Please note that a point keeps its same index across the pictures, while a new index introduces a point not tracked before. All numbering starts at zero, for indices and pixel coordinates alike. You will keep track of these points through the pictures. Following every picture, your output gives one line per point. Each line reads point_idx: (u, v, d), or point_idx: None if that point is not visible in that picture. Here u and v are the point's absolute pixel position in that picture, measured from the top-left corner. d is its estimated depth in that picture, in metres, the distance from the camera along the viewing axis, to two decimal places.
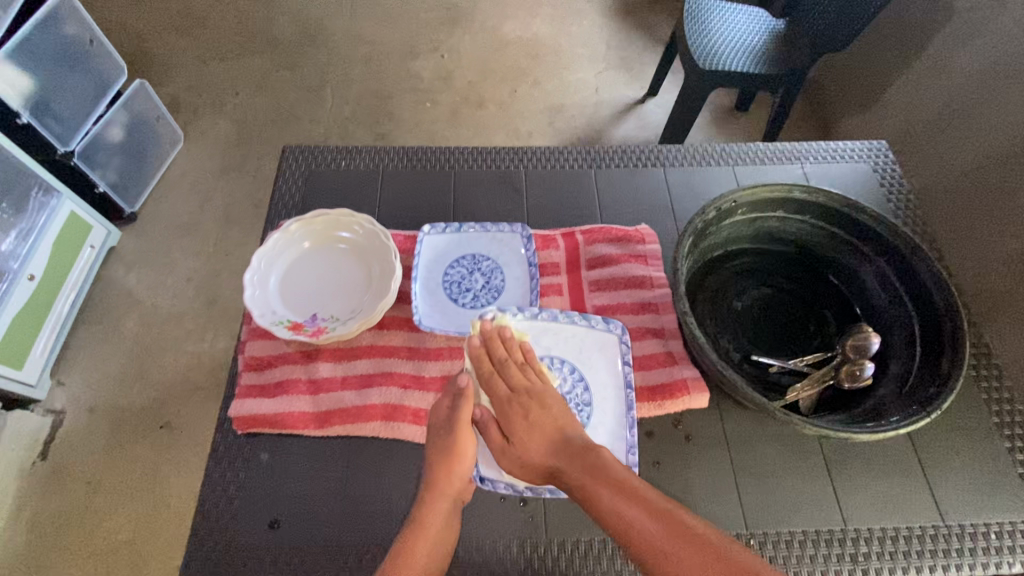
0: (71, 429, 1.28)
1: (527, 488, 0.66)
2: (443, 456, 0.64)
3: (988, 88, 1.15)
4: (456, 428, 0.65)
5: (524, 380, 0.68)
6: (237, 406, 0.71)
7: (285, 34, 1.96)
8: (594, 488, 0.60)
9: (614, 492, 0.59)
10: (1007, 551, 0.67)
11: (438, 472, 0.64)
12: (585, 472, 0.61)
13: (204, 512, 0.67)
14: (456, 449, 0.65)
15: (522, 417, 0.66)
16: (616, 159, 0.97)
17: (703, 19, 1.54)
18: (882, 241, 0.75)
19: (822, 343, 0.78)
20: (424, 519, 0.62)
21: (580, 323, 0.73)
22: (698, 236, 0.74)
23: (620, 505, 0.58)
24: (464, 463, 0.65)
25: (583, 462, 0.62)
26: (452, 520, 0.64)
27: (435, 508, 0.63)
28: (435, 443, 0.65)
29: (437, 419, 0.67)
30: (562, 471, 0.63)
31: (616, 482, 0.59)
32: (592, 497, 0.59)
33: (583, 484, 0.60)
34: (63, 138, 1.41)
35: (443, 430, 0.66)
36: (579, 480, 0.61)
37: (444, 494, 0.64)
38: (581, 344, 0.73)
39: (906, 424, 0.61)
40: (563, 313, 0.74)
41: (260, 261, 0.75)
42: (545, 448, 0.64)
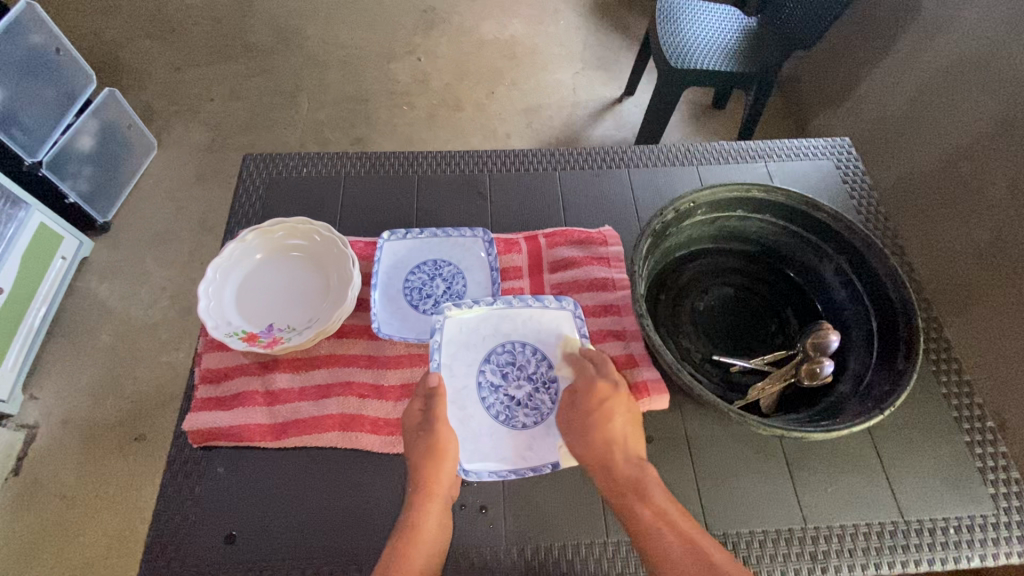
0: (44, 443, 1.26)
1: (512, 472, 0.67)
2: (427, 458, 0.63)
3: (954, 84, 1.15)
4: (435, 427, 0.64)
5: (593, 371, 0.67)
6: (191, 420, 0.70)
7: (260, 40, 1.95)
8: (635, 505, 0.59)
9: (653, 515, 0.58)
10: (966, 546, 0.67)
11: (424, 473, 0.63)
12: (629, 487, 0.61)
13: (159, 527, 0.66)
14: (440, 447, 0.63)
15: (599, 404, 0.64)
16: (581, 161, 0.97)
17: (675, 18, 1.54)
18: (841, 238, 0.75)
19: (784, 341, 0.78)
20: (415, 524, 0.61)
21: (532, 304, 0.73)
22: (657, 237, 0.73)
23: (656, 527, 0.57)
24: (450, 461, 0.64)
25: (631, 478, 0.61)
26: (444, 520, 0.63)
27: (428, 510, 0.62)
28: (413, 447, 0.64)
29: (413, 422, 0.66)
30: (612, 476, 0.62)
31: (656, 506, 0.59)
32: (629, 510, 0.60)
33: (624, 498, 0.61)
34: (30, 149, 1.39)
35: (421, 432, 0.64)
36: (623, 494, 0.61)
37: (433, 496, 0.63)
38: (539, 324, 0.73)
39: (859, 422, 0.61)
40: (516, 298, 0.73)
41: (215, 271, 0.74)
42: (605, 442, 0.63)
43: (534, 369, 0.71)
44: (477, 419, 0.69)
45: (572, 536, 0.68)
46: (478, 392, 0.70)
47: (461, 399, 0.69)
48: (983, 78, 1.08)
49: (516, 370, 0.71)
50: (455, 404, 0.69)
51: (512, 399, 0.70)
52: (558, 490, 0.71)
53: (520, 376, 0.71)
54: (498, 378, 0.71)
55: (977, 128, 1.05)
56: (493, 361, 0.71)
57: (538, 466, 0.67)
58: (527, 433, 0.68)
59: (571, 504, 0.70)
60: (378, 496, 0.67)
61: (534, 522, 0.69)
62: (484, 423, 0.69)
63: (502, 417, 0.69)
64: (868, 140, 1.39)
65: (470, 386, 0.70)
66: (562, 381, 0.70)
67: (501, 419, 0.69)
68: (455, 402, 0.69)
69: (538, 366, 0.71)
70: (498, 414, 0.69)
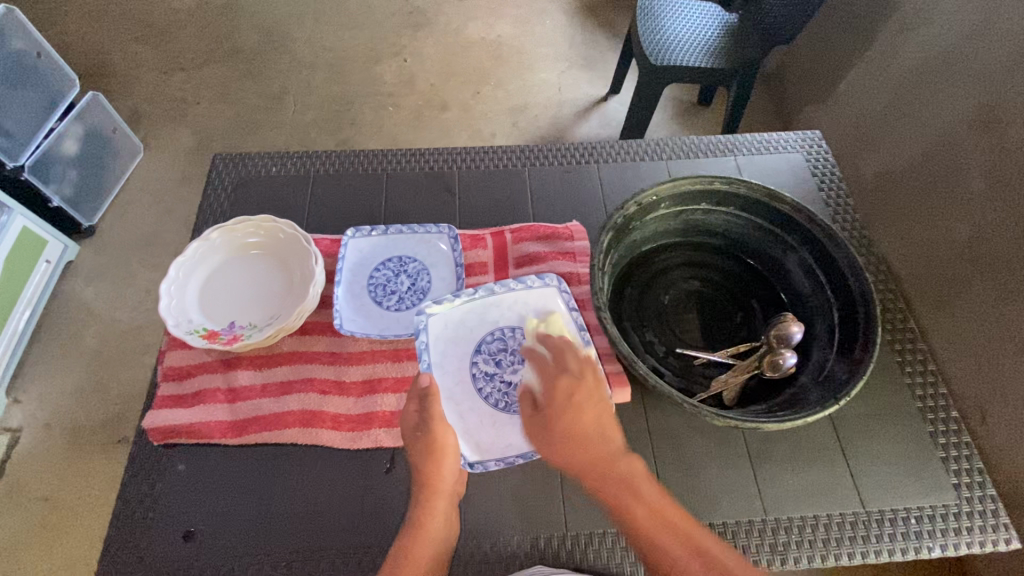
0: (28, 446, 1.26)
1: (519, 457, 0.66)
2: (427, 458, 0.62)
3: (927, 77, 1.14)
4: (431, 427, 0.62)
5: (576, 364, 0.62)
6: (152, 417, 0.70)
7: (247, 43, 1.95)
8: (628, 505, 0.55)
9: (651, 516, 0.55)
10: (927, 536, 0.67)
11: (426, 473, 0.62)
12: (619, 484, 0.57)
13: (118, 525, 0.66)
14: (439, 447, 0.62)
15: (567, 396, 0.59)
16: (551, 156, 0.97)
17: (655, 16, 1.53)
18: (804, 230, 0.74)
19: (749, 332, 0.78)
20: (422, 521, 0.62)
21: (514, 287, 0.74)
22: (619, 231, 0.73)
23: (656, 530, 0.54)
24: (451, 459, 0.63)
25: (619, 474, 0.57)
26: (449, 514, 0.64)
27: (434, 507, 0.62)
28: (413, 446, 0.63)
29: (410, 422, 0.64)
30: (596, 474, 0.58)
31: (651, 505, 0.55)
32: (623, 510, 0.56)
33: (613, 497, 0.56)
34: (13, 154, 1.39)
35: (419, 433, 0.63)
36: (613, 492, 0.56)
37: (438, 493, 0.63)
38: (526, 306, 0.73)
39: (814, 412, 0.60)
40: (497, 286, 0.74)
41: (177, 270, 0.75)
42: (582, 440, 0.58)
43: None
44: (476, 411, 0.68)
45: (532, 530, 0.68)
46: (473, 383, 0.70)
47: (457, 393, 0.69)
48: (956, 69, 1.07)
49: (508, 355, 0.71)
50: (450, 399, 0.69)
51: (507, 386, 0.69)
52: (518, 485, 0.70)
53: (514, 361, 0.71)
54: (492, 367, 0.70)
55: (952, 120, 1.04)
56: (484, 351, 0.71)
57: None
58: None
59: (531, 498, 0.70)
60: (339, 492, 0.67)
61: (495, 516, 0.69)
62: (484, 413, 0.68)
63: (501, 405, 0.69)
64: (847, 134, 1.38)
65: (463, 379, 0.70)
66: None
67: (501, 407, 0.69)
68: (451, 397, 0.69)
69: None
70: (497, 403, 0.69)
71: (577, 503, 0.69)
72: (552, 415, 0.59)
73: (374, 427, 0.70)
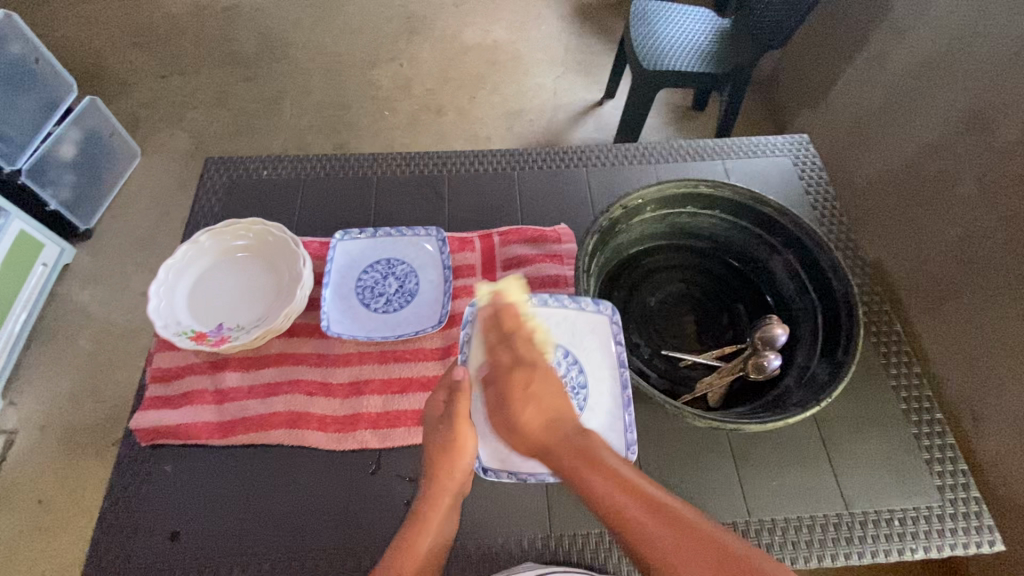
0: (22, 448, 1.26)
1: (534, 475, 0.65)
2: (443, 451, 0.63)
3: (917, 82, 1.15)
4: (453, 423, 0.63)
5: (530, 354, 0.64)
6: (139, 418, 0.71)
7: (244, 47, 1.97)
8: (586, 477, 0.54)
9: (613, 484, 0.52)
10: (910, 538, 0.67)
11: (441, 467, 0.63)
12: (575, 456, 0.56)
13: (104, 526, 0.66)
14: (457, 443, 0.63)
15: (520, 387, 0.61)
16: (539, 160, 0.98)
17: (648, 22, 1.54)
18: (789, 232, 0.75)
19: (734, 335, 0.79)
20: (427, 515, 0.61)
21: (570, 307, 0.71)
22: (605, 234, 0.73)
23: (614, 493, 0.51)
24: (466, 460, 0.64)
25: (575, 447, 0.56)
26: (451, 514, 0.64)
27: (439, 503, 0.62)
28: (434, 440, 0.63)
29: (437, 413, 0.65)
30: (556, 453, 0.57)
31: (607, 470, 0.53)
32: (581, 481, 0.54)
33: (573, 471, 0.55)
34: (10, 156, 1.40)
35: (442, 425, 0.63)
36: (572, 466, 0.55)
37: (446, 487, 0.63)
38: (575, 328, 0.71)
39: (792, 415, 0.61)
40: (552, 299, 0.72)
41: (167, 272, 0.76)
42: (541, 427, 0.59)
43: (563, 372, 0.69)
44: None
45: (516, 531, 0.68)
46: None
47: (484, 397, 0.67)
48: (947, 74, 1.07)
49: None
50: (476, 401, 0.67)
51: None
52: (502, 486, 0.71)
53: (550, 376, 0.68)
54: None
55: (942, 125, 1.05)
56: None
57: None
58: None
59: (515, 499, 0.70)
60: (325, 492, 0.68)
61: (481, 517, 0.69)
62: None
63: None
64: (839, 139, 1.39)
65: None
66: (592, 388, 0.68)
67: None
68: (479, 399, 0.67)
69: (568, 369, 0.69)
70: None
71: (562, 505, 0.70)
72: (508, 406, 0.61)
73: (359, 429, 0.70)
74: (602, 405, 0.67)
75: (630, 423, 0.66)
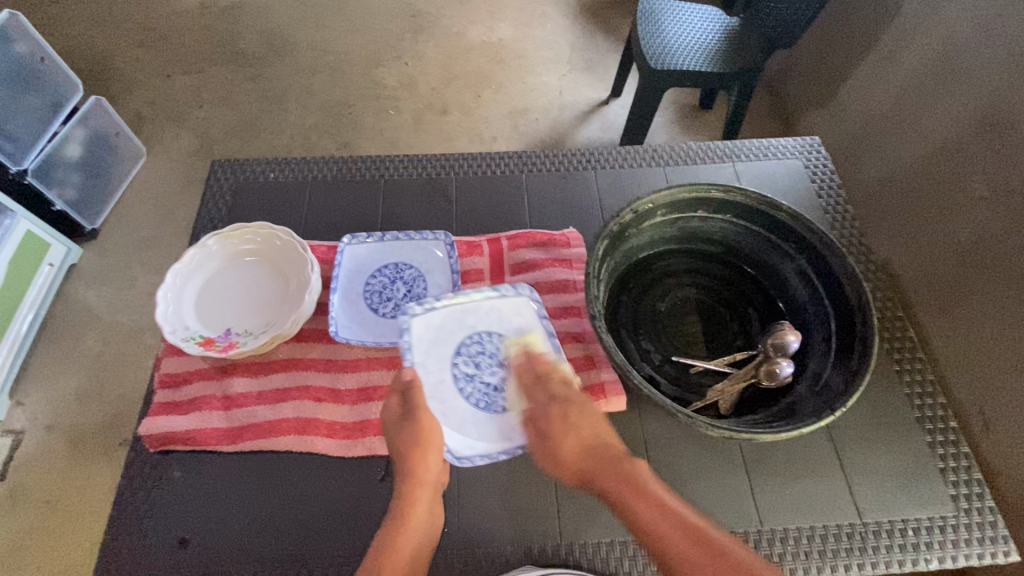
0: (29, 448, 1.25)
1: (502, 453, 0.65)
2: (413, 446, 0.61)
3: (929, 82, 1.13)
4: (419, 417, 0.62)
5: (566, 389, 0.64)
6: (147, 424, 0.71)
7: (248, 46, 1.96)
8: (629, 501, 0.55)
9: (665, 518, 0.53)
10: (925, 548, 0.66)
11: (412, 463, 0.61)
12: (619, 482, 0.57)
13: (113, 532, 0.66)
14: (424, 436, 0.62)
15: (559, 420, 0.62)
16: (548, 162, 0.97)
17: (656, 20, 1.52)
18: (802, 238, 0.74)
19: (746, 341, 0.78)
20: (405, 513, 0.60)
21: (491, 294, 0.72)
22: (615, 239, 0.72)
23: (661, 526, 0.52)
24: (436, 451, 0.63)
25: (621, 474, 0.57)
26: (434, 506, 0.63)
27: (417, 498, 0.62)
28: (398, 438, 0.62)
29: (394, 415, 0.63)
30: (600, 478, 0.58)
31: (654, 499, 0.54)
32: (623, 506, 0.55)
33: (616, 495, 0.56)
34: (15, 157, 1.39)
35: (406, 423, 0.62)
36: (616, 491, 0.56)
37: (421, 483, 0.62)
38: (502, 313, 0.72)
39: (807, 424, 0.60)
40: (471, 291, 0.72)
41: (175, 276, 0.75)
42: (583, 455, 0.60)
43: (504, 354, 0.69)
44: (460, 410, 0.67)
45: (524, 537, 0.68)
46: (455, 383, 0.68)
47: (442, 394, 0.67)
48: (961, 74, 1.05)
49: (487, 358, 0.69)
50: (433, 398, 0.67)
51: (489, 387, 0.68)
52: (513, 493, 0.70)
53: (493, 363, 0.69)
54: (472, 369, 0.68)
55: (953, 126, 1.03)
56: (464, 354, 0.69)
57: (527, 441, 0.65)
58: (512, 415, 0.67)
59: (526, 505, 0.70)
60: (334, 499, 0.68)
61: (490, 524, 0.69)
62: (465, 413, 0.67)
63: (482, 405, 0.67)
64: (849, 139, 1.37)
65: (445, 380, 0.68)
66: None
67: (482, 407, 0.67)
68: (434, 397, 0.67)
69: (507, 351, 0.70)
70: (478, 403, 0.67)
71: (571, 513, 0.69)
72: (551, 438, 0.61)
73: (368, 435, 0.70)
74: None
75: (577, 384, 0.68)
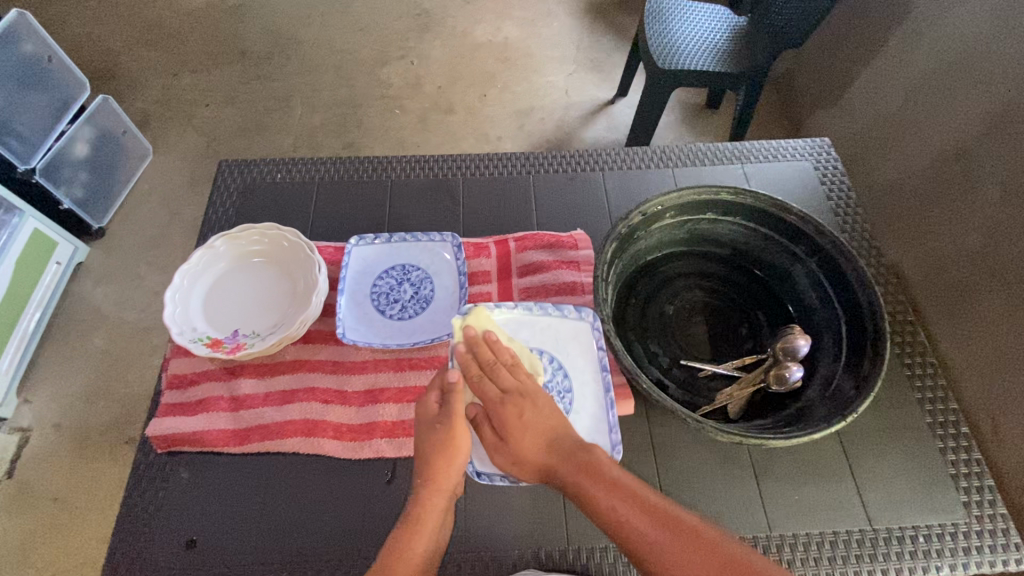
0: (36, 446, 1.26)
1: (522, 479, 0.64)
2: (439, 452, 0.60)
3: (939, 83, 1.12)
4: (451, 422, 0.61)
5: (516, 380, 0.62)
6: (155, 425, 0.71)
7: (254, 46, 1.96)
8: (587, 488, 0.55)
9: (618, 496, 0.53)
10: (936, 555, 0.65)
11: (436, 466, 0.60)
12: (578, 472, 0.56)
13: (120, 532, 0.66)
14: (454, 441, 0.61)
15: (516, 418, 0.60)
16: (555, 163, 0.96)
17: (663, 19, 1.51)
18: (812, 242, 0.73)
19: (755, 345, 0.77)
20: (420, 516, 0.59)
21: (554, 313, 0.72)
22: (623, 241, 0.72)
23: (618, 506, 0.53)
24: (462, 460, 0.62)
25: (578, 461, 0.57)
26: (445, 515, 0.62)
27: (433, 503, 0.60)
28: (428, 440, 0.61)
29: (430, 413, 0.62)
30: (561, 471, 0.57)
31: (608, 481, 0.55)
32: (585, 496, 0.55)
33: (578, 485, 0.56)
34: (23, 156, 1.39)
35: (440, 424, 0.61)
36: (574, 482, 0.56)
37: (439, 489, 0.61)
38: (557, 334, 0.72)
39: (817, 430, 0.59)
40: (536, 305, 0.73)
41: (182, 278, 0.76)
42: (544, 449, 0.59)
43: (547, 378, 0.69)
44: None
45: (531, 541, 0.68)
46: None
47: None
48: (971, 75, 1.04)
49: None
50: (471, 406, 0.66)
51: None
52: (521, 497, 0.70)
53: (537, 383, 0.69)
54: None
55: (963, 128, 1.02)
56: None
57: None
58: None
59: (533, 509, 0.69)
60: (341, 501, 0.68)
61: (497, 527, 0.68)
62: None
63: None
64: (857, 140, 1.36)
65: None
66: (576, 392, 0.69)
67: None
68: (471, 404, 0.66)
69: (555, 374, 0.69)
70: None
71: (579, 517, 0.69)
72: (509, 442, 0.59)
73: (375, 438, 0.70)
74: (586, 409, 0.68)
75: (614, 427, 0.66)
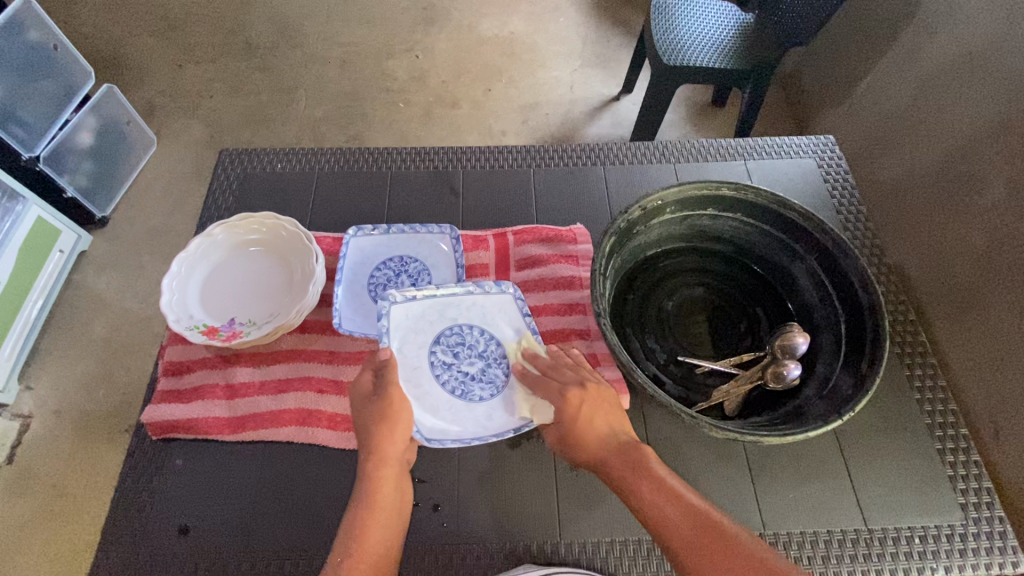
0: (37, 432, 1.27)
1: (476, 439, 0.66)
2: (380, 422, 0.61)
3: (950, 81, 1.10)
4: (387, 391, 0.63)
5: (578, 375, 0.64)
6: (150, 411, 0.71)
7: (260, 37, 1.96)
8: (632, 482, 0.55)
9: (657, 491, 0.53)
10: (931, 557, 0.65)
11: (379, 438, 0.61)
12: (626, 466, 0.57)
13: (113, 519, 0.66)
14: (393, 411, 0.62)
15: (577, 403, 0.61)
16: (557, 156, 0.96)
17: (671, 14, 1.49)
18: (814, 239, 0.72)
19: (753, 342, 0.77)
20: (373, 491, 0.59)
21: (475, 289, 0.72)
22: (622, 236, 0.71)
23: (657, 499, 0.53)
24: (405, 425, 0.62)
25: (627, 458, 0.57)
26: (403, 486, 0.61)
27: (384, 476, 0.60)
28: (367, 414, 0.62)
29: (365, 392, 0.64)
30: (612, 465, 0.58)
31: (653, 479, 0.55)
32: (627, 491, 0.55)
33: (621, 479, 0.56)
34: (28, 143, 1.39)
35: (374, 398, 0.63)
36: (622, 475, 0.56)
37: (386, 461, 0.61)
38: (484, 308, 0.72)
39: (815, 427, 0.58)
40: (456, 286, 0.72)
41: (180, 265, 0.75)
42: (600, 438, 0.60)
43: (482, 348, 0.70)
44: (434, 396, 0.67)
45: (522, 534, 0.68)
46: (431, 370, 0.68)
47: (416, 380, 0.67)
48: (981, 73, 1.02)
49: (466, 350, 0.70)
50: (409, 383, 0.67)
51: (466, 375, 0.69)
52: (515, 490, 0.70)
53: (471, 355, 0.70)
54: (450, 358, 0.70)
55: (971, 127, 1.01)
56: (443, 343, 0.70)
57: (501, 432, 0.67)
58: (486, 405, 0.68)
59: (526, 502, 0.69)
60: (334, 491, 0.68)
61: (488, 520, 0.68)
62: (441, 400, 0.67)
63: (458, 393, 0.68)
64: (864, 140, 1.35)
65: (422, 367, 0.68)
66: (511, 356, 0.70)
67: (458, 395, 0.68)
68: (410, 381, 0.67)
69: (487, 345, 0.70)
70: (455, 390, 0.68)
71: (572, 512, 0.69)
72: (570, 428, 0.61)
73: None
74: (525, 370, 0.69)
75: None
